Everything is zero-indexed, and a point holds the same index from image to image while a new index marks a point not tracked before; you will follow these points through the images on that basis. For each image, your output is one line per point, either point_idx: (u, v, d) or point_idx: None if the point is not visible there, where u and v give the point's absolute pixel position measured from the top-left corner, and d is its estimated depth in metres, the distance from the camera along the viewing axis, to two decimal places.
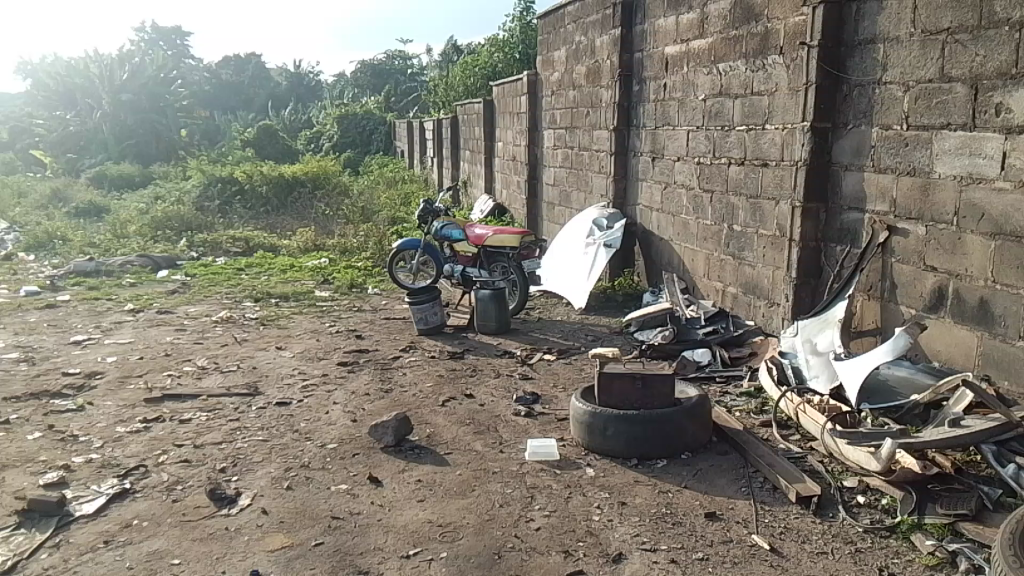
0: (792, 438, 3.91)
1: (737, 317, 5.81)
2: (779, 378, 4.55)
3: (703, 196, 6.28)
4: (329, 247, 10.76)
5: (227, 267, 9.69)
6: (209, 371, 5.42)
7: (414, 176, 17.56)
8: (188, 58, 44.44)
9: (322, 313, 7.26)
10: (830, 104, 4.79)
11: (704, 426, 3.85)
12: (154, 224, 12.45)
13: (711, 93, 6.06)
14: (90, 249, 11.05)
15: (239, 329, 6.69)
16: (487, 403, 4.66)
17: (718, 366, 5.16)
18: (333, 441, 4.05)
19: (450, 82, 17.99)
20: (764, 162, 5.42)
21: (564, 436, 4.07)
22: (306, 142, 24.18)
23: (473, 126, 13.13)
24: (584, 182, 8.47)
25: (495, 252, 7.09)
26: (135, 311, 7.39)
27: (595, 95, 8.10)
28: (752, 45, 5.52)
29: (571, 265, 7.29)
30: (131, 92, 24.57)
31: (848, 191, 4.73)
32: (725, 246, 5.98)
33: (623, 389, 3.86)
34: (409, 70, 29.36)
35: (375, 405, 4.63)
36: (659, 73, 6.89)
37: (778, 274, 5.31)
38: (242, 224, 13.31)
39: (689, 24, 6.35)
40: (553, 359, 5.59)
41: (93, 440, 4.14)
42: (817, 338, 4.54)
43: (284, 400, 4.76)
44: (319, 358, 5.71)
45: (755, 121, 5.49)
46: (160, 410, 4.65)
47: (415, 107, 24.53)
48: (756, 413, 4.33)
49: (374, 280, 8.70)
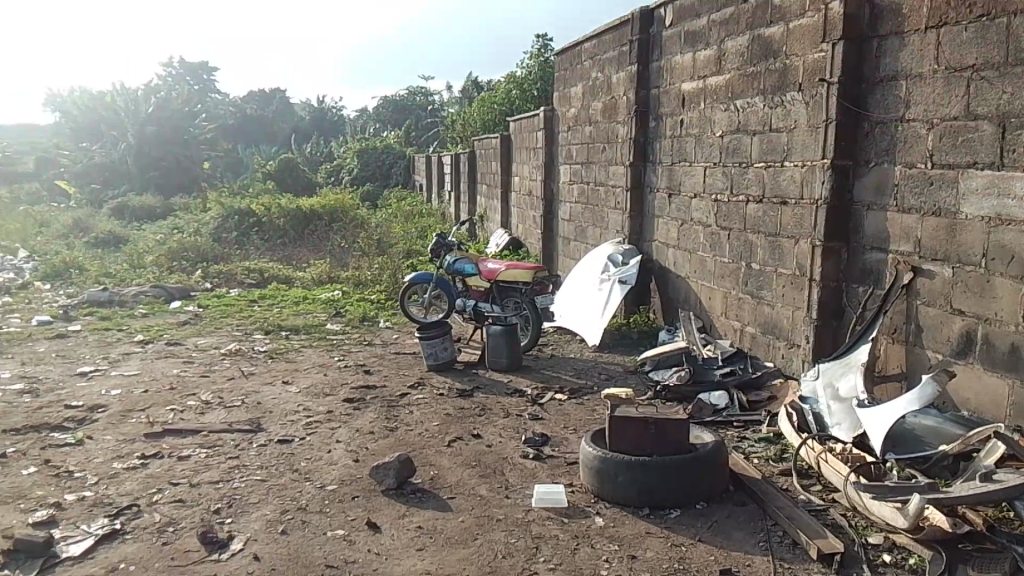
0: (813, 489, 3.72)
1: (756, 357, 5.63)
2: (800, 424, 4.37)
3: (720, 234, 6.15)
4: (343, 280, 10.70)
5: (241, 299, 9.65)
6: (212, 406, 5.31)
7: (432, 210, 17.58)
8: (214, 93, 45.31)
9: (332, 347, 7.16)
10: (851, 141, 4.67)
11: (719, 474, 3.67)
12: (171, 255, 12.49)
13: (728, 129, 5.96)
14: (106, 279, 11.07)
15: (247, 362, 6.60)
16: (494, 443, 4.50)
17: (735, 409, 4.98)
18: (333, 483, 3.91)
19: (468, 117, 18.09)
20: (783, 200, 5.29)
21: (573, 482, 3.90)
22: (326, 176, 24.38)
23: (491, 161, 13.13)
24: (600, 218, 8.38)
25: (508, 287, 6.97)
26: (144, 343, 7.32)
27: (611, 131, 8.03)
28: (770, 82, 5.42)
29: (586, 302, 7.15)
30: (155, 125, 24.95)
31: (870, 230, 4.58)
32: (743, 285, 5.83)
33: (635, 434, 3.70)
34: (430, 106, 29.64)
35: (379, 445, 4.49)
36: (676, 110, 6.82)
37: (798, 315, 5.14)
38: (259, 256, 13.32)
39: (706, 60, 6.28)
40: (564, 398, 5.43)
41: (88, 477, 4.03)
42: (839, 382, 4.36)
43: (287, 437, 4.63)
44: (325, 394, 5.59)
45: (773, 158, 5.38)
46: (159, 445, 4.53)
47: (435, 142, 24.69)
48: (775, 460, 4.14)
49: (387, 313, 8.60)
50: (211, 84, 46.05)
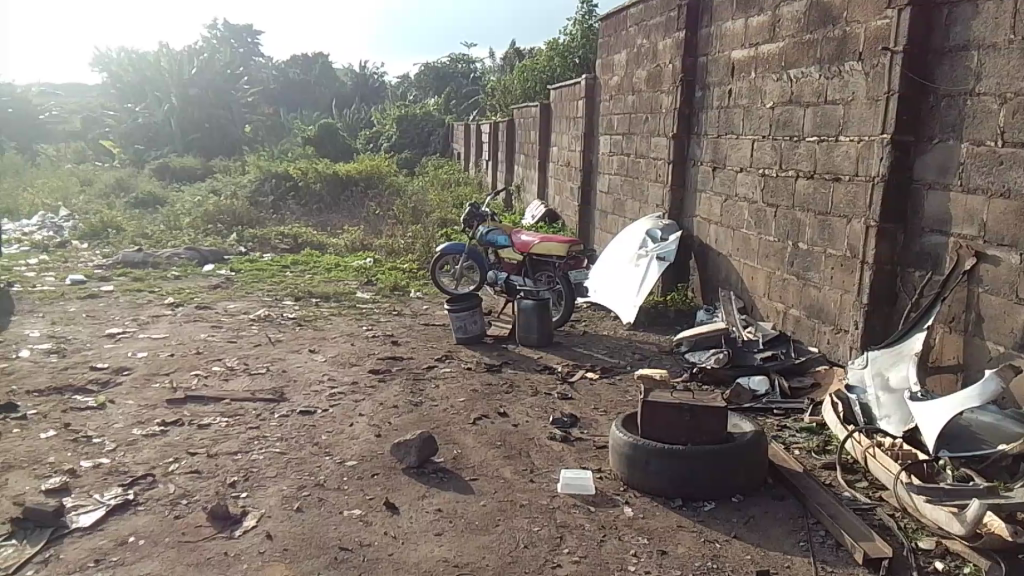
0: (859, 486, 3.49)
1: (799, 342, 5.37)
2: (845, 416, 4.12)
3: (766, 211, 5.86)
4: (376, 248, 10.58)
5: (273, 264, 9.59)
6: (236, 372, 5.23)
7: (469, 179, 17.37)
8: (257, 56, 45.48)
9: (361, 316, 7.05)
10: (914, 115, 4.35)
11: (758, 466, 3.46)
12: (207, 217, 12.49)
13: (780, 100, 5.64)
14: (142, 240, 11.09)
15: (274, 328, 6.52)
16: (521, 423, 4.34)
17: (776, 396, 4.74)
18: (352, 458, 3.78)
19: (509, 85, 17.76)
20: (835, 177, 4.98)
21: (602, 467, 3.72)
22: (365, 142, 24.26)
23: (529, 131, 12.85)
24: (639, 192, 8.10)
25: (541, 260, 6.77)
26: (174, 306, 7.29)
27: (655, 101, 7.72)
28: (827, 51, 5.09)
29: (621, 278, 6.91)
30: (197, 88, 25.02)
31: (930, 211, 4.28)
32: (789, 265, 5.55)
33: (667, 420, 3.50)
34: (470, 74, 29.25)
35: (402, 420, 4.36)
36: (724, 79, 6.49)
37: (847, 299, 4.86)
38: (294, 221, 13.26)
39: (759, 27, 5.94)
40: (596, 377, 5.24)
41: (107, 443, 3.97)
42: (889, 373, 4.09)
43: (309, 408, 4.52)
44: (351, 364, 5.48)
45: (827, 132, 5.06)
46: (180, 412, 4.46)
47: (475, 109, 24.37)
48: (817, 453, 3.91)
49: (418, 283, 8.47)
50: (253, 48, 46.07)
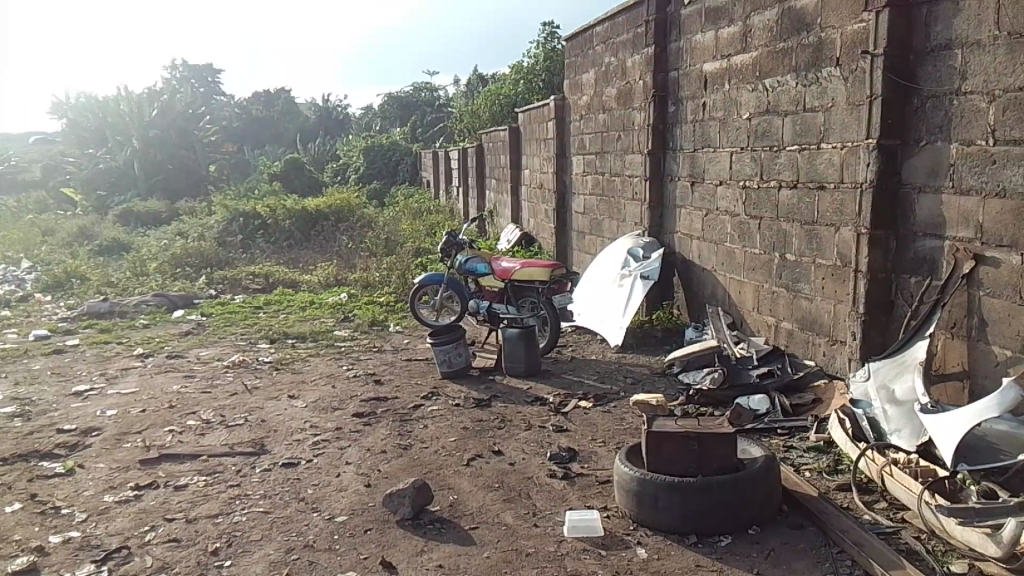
0: (878, 507, 3.33)
1: (794, 356, 5.24)
2: (854, 432, 3.96)
3: (750, 224, 5.74)
4: (351, 282, 10.34)
5: (246, 306, 9.30)
6: (213, 425, 4.97)
7: (440, 206, 17.20)
8: (218, 95, 45.21)
9: (340, 355, 6.81)
10: (899, 119, 4.26)
11: (772, 494, 3.29)
12: (175, 261, 12.17)
13: (757, 111, 5.55)
14: (107, 289, 10.75)
15: (250, 374, 6.26)
16: (518, 461, 4.13)
17: (778, 415, 4.59)
18: (342, 513, 3.55)
19: (475, 111, 17.68)
20: (820, 185, 4.88)
21: (607, 505, 3.53)
22: (332, 175, 24.04)
23: (499, 155, 12.73)
24: (617, 210, 7.98)
25: (523, 287, 6.59)
26: (144, 357, 6.99)
27: (627, 118, 7.62)
28: (803, 58, 5.01)
29: (605, 300, 6.76)
30: (158, 129, 24.64)
31: (923, 215, 4.18)
32: (777, 277, 5.43)
33: (674, 451, 3.31)
34: (435, 102, 29.20)
35: (392, 466, 4.13)
36: (697, 92, 6.41)
37: (841, 309, 4.74)
38: (265, 260, 12.98)
39: (730, 38, 5.87)
40: (589, 406, 5.06)
41: (77, 513, 3.70)
42: (894, 385, 3.95)
43: (292, 460, 4.28)
44: (333, 408, 5.24)
45: (808, 141, 4.97)
46: (154, 473, 4.19)
47: (442, 137, 24.28)
48: (829, 474, 3.75)
49: (396, 316, 8.25)
50: (214, 86, 45.74)
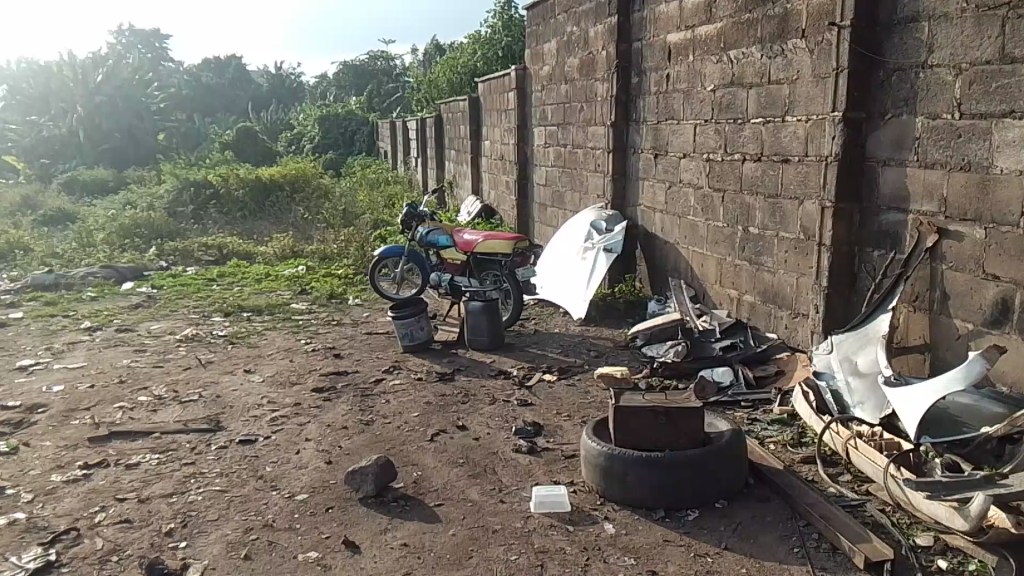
0: (843, 480, 3.37)
1: (756, 329, 5.25)
2: (818, 405, 3.98)
3: (713, 197, 5.72)
4: (308, 254, 10.11)
5: (199, 278, 9.04)
6: (166, 401, 4.80)
7: (398, 177, 16.95)
8: (166, 61, 43.80)
9: (298, 328, 6.64)
10: (864, 91, 4.25)
11: (739, 468, 3.29)
12: (124, 232, 11.77)
13: (721, 83, 5.50)
14: (52, 261, 10.35)
15: (204, 348, 6.07)
16: (482, 436, 4.07)
17: (741, 387, 4.60)
18: (303, 491, 3.45)
19: (433, 80, 17.39)
20: (784, 158, 4.86)
21: (574, 479, 3.49)
22: (287, 144, 23.51)
23: (459, 125, 12.54)
24: (579, 183, 7.91)
25: (486, 259, 6.50)
26: (92, 330, 6.73)
27: (590, 89, 7.52)
28: (768, 29, 4.96)
29: (568, 272, 6.71)
30: (104, 95, 23.75)
31: (887, 189, 4.18)
32: (739, 250, 5.43)
33: (643, 425, 3.28)
34: (392, 71, 28.67)
35: (354, 442, 4.03)
36: (661, 64, 6.33)
37: (804, 283, 4.76)
38: (218, 231, 12.63)
39: (694, 9, 5.79)
40: (554, 379, 5.01)
41: (22, 494, 3.53)
42: (857, 357, 3.97)
43: (249, 436, 4.16)
44: (292, 383, 5.10)
45: (773, 113, 4.94)
46: (104, 452, 4.02)
47: (399, 107, 23.88)
48: (794, 446, 3.77)
49: (355, 289, 8.09)
50: (162, 52, 44.24)
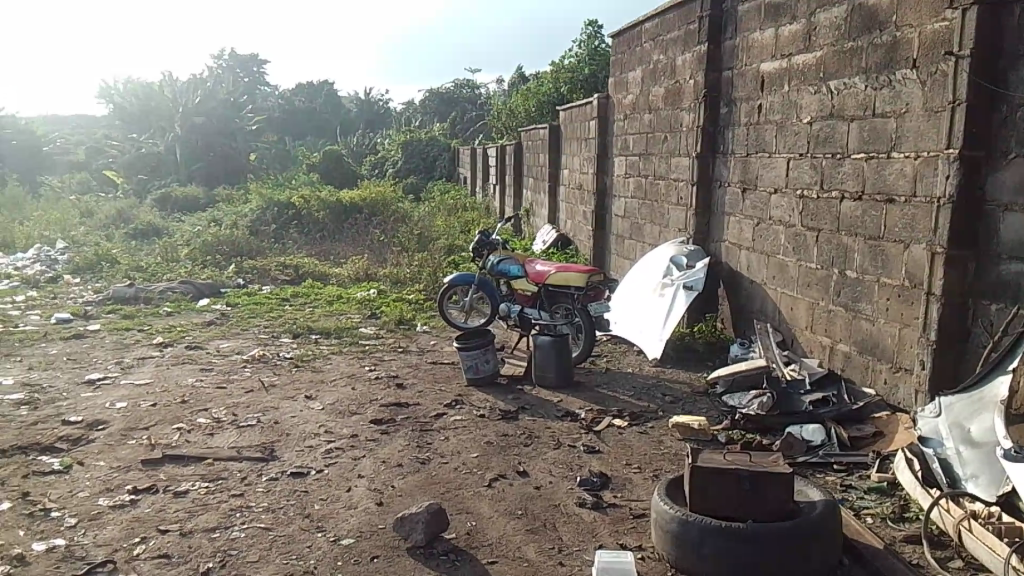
0: (954, 568, 2.95)
1: (851, 382, 4.81)
2: (924, 476, 3.56)
3: (806, 236, 5.32)
4: (381, 277, 10.06)
5: (272, 297, 9.07)
6: (224, 425, 4.68)
7: (476, 204, 16.92)
8: (261, 85, 45.58)
9: (363, 354, 6.51)
10: (984, 127, 3.81)
11: (832, 548, 2.91)
12: (205, 248, 12.02)
13: (819, 114, 5.12)
14: (135, 274, 10.61)
15: (269, 370, 5.99)
16: (544, 486, 3.77)
17: (834, 447, 4.18)
18: (348, 536, 3.23)
19: (515, 108, 17.37)
20: (888, 198, 4.45)
21: (643, 544, 3.17)
22: (370, 168, 23.91)
23: (538, 153, 12.37)
24: (659, 216, 7.58)
25: (558, 292, 6.24)
26: (163, 346, 6.76)
27: (675, 119, 7.22)
28: (874, 59, 4.58)
29: (644, 309, 6.37)
30: (200, 116, 24.72)
31: (1010, 236, 3.73)
32: (835, 295, 5.01)
33: (722, 489, 2.94)
34: (476, 99, 28.93)
35: (407, 483, 3.80)
36: (753, 94, 5.99)
37: (908, 335, 4.31)
38: (297, 250, 12.79)
39: (791, 36, 5.44)
40: (624, 425, 4.69)
41: (67, 517, 3.43)
42: (970, 424, 3.50)
43: (301, 469, 3.98)
44: (351, 413, 4.93)
45: (877, 148, 4.54)
46: (155, 476, 3.91)
47: (481, 134, 24.02)
48: (895, 521, 3.37)
49: (425, 316, 7.93)
50: (260, 76, 46.08)
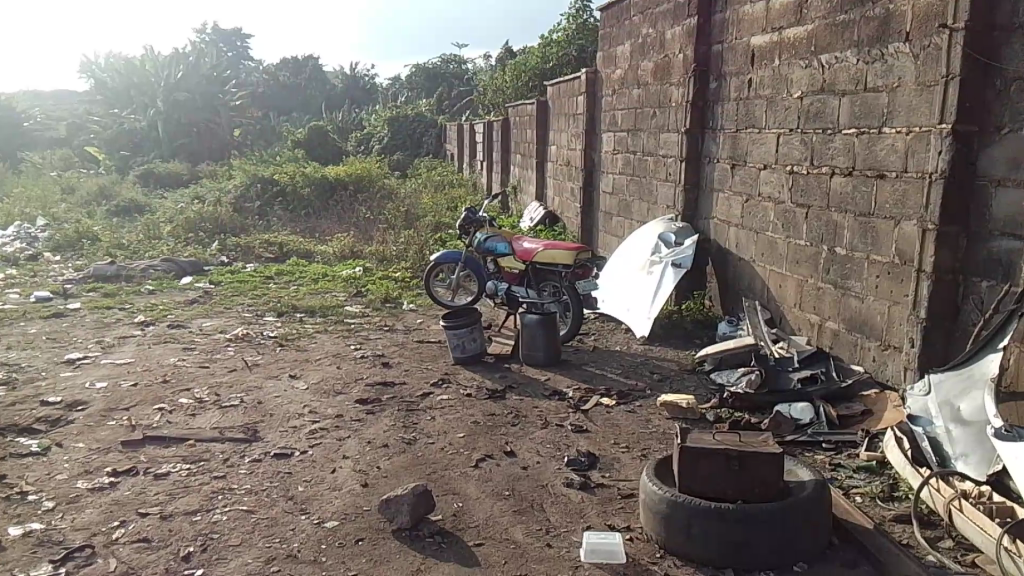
0: (944, 547, 2.94)
1: (839, 359, 4.79)
2: (914, 455, 3.55)
3: (796, 212, 5.27)
4: (367, 255, 9.95)
5: (256, 275, 8.95)
6: (206, 405, 4.61)
7: (463, 180, 16.77)
8: (245, 59, 44.98)
9: (349, 333, 6.43)
10: (977, 102, 3.76)
11: (822, 528, 2.89)
12: (188, 225, 11.84)
13: (810, 89, 5.05)
14: (116, 252, 10.44)
15: (252, 349, 5.91)
16: (532, 466, 3.73)
17: (823, 426, 4.16)
18: (332, 518, 3.18)
19: (502, 83, 17.18)
20: (879, 173, 4.40)
21: (631, 524, 3.14)
22: (356, 144, 23.65)
23: (526, 129, 12.24)
24: (647, 192, 7.51)
25: (545, 270, 6.17)
26: (144, 325, 6.65)
27: (664, 94, 7.12)
28: (867, 32, 4.50)
29: (632, 287, 6.32)
30: (182, 91, 24.32)
31: (1002, 212, 3.69)
32: (824, 272, 4.97)
33: (712, 469, 2.90)
34: (462, 74, 28.62)
35: (393, 464, 3.75)
36: (743, 68, 5.90)
37: (897, 312, 4.29)
38: (281, 228, 12.63)
39: (783, 9, 5.35)
40: (612, 403, 4.65)
41: (44, 501, 3.36)
42: (959, 402, 3.48)
43: (284, 450, 3.91)
44: (336, 392, 4.86)
45: (869, 123, 4.48)
46: (135, 458, 3.84)
47: (468, 109, 23.78)
48: (884, 500, 3.35)
49: (411, 294, 7.85)
50: (243, 50, 45.36)
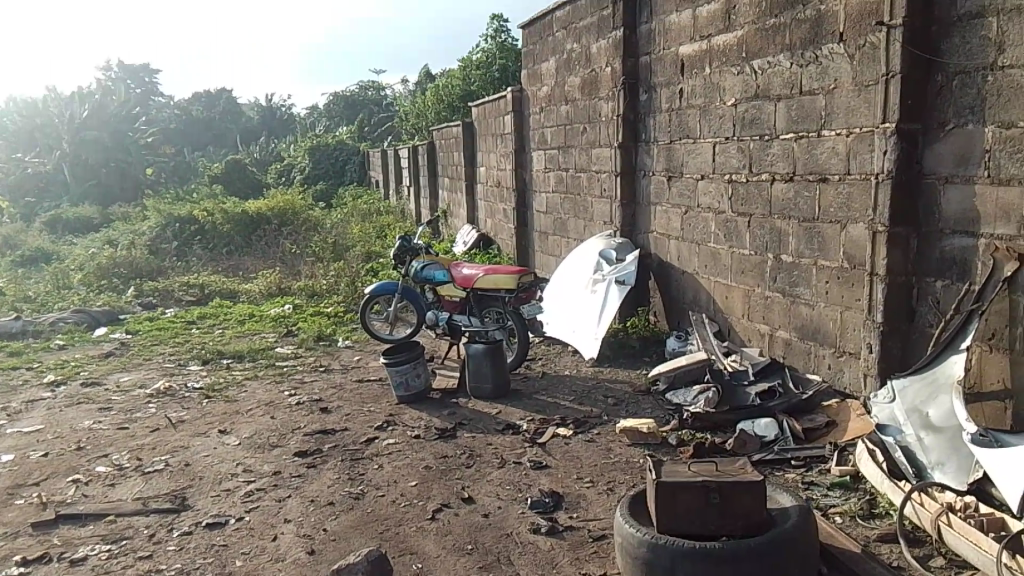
0: (936, 566, 2.80)
1: (794, 370, 4.69)
2: (890, 469, 3.42)
3: (738, 222, 5.17)
4: (296, 291, 9.50)
5: (177, 321, 8.41)
6: (126, 473, 4.17)
7: (391, 207, 16.42)
8: (155, 96, 43.52)
9: (282, 377, 6.03)
10: (919, 99, 3.71)
11: (811, 557, 2.71)
12: (100, 272, 11.13)
13: (744, 95, 4.97)
14: (22, 306, 9.71)
15: (176, 404, 5.45)
16: (492, 512, 3.46)
17: (789, 441, 4.03)
18: None
19: (424, 106, 16.93)
20: (822, 177, 4.32)
21: (608, 571, 2.90)
22: (276, 176, 22.98)
23: (452, 151, 12.01)
24: (583, 209, 7.36)
25: (486, 296, 5.92)
26: (54, 386, 6.09)
27: (593, 108, 7.00)
28: (799, 34, 4.44)
29: (576, 308, 6.13)
30: (88, 130, 23.21)
31: (952, 209, 3.63)
32: (771, 281, 4.87)
33: (693, 505, 2.69)
34: (382, 100, 28.26)
35: (341, 523, 3.42)
36: (673, 78, 5.81)
37: (851, 317, 4.20)
38: (202, 268, 12.02)
39: (710, 17, 5.28)
40: (569, 434, 4.42)
41: None
42: (928, 409, 3.35)
43: (218, 519, 3.54)
44: (272, 446, 4.49)
45: (807, 127, 4.40)
46: (46, 543, 3.40)
47: (390, 135, 23.43)
48: (866, 519, 3.21)
49: (346, 329, 7.48)
50: (152, 86, 43.91)
